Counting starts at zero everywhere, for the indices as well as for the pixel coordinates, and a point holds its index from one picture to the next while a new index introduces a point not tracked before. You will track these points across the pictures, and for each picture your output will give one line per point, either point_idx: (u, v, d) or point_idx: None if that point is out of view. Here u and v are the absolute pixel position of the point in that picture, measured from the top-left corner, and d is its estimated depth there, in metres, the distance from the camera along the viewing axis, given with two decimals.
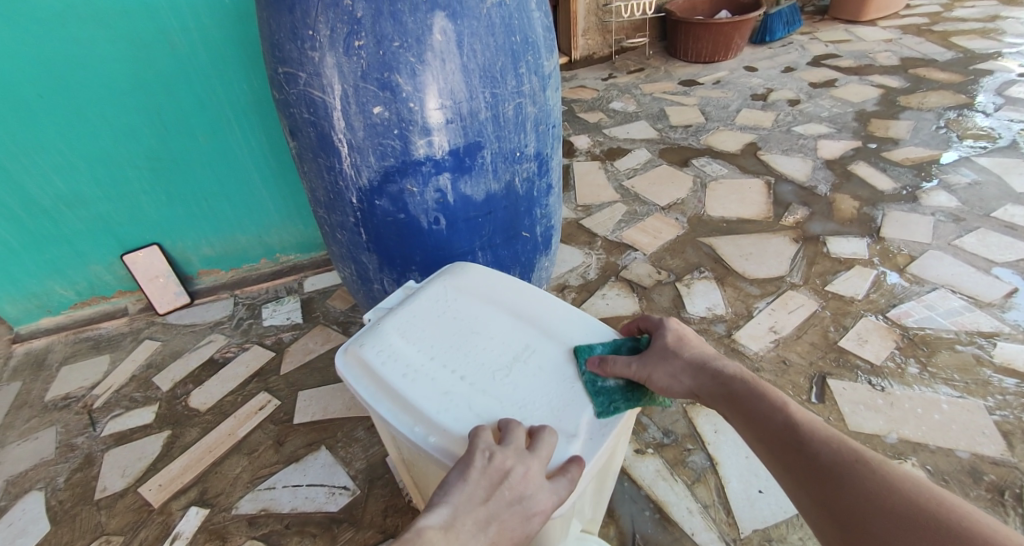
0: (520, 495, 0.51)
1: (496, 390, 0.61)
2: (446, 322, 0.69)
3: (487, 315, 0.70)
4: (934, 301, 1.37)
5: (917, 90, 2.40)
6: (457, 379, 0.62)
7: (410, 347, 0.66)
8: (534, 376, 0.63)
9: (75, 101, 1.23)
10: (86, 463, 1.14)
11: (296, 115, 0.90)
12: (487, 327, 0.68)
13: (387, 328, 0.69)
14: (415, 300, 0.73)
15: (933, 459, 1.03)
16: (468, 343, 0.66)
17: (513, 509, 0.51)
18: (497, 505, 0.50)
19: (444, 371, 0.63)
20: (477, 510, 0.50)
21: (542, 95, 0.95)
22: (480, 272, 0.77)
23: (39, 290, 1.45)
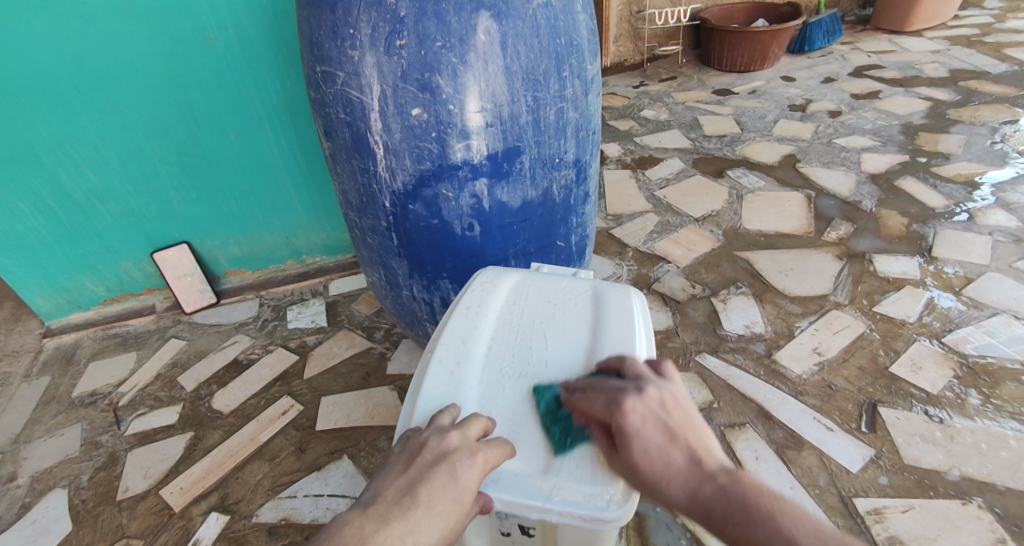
0: (443, 455, 0.54)
1: (493, 405, 0.62)
2: (521, 319, 0.71)
3: (561, 336, 0.68)
4: (995, 327, 1.28)
5: (969, 103, 2.29)
6: (470, 377, 0.64)
7: (472, 324, 0.70)
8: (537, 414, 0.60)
9: (112, 96, 1.23)
10: (110, 462, 1.13)
11: (332, 116, 0.87)
12: (546, 347, 0.67)
13: (468, 298, 0.74)
14: (509, 287, 0.76)
15: (1001, 501, 0.95)
16: (520, 349, 0.67)
17: (436, 468, 0.53)
18: (420, 468, 0.54)
19: (471, 362, 0.66)
20: (398, 479, 0.54)
21: (584, 100, 0.91)
22: (587, 294, 0.73)
23: (71, 285, 1.46)
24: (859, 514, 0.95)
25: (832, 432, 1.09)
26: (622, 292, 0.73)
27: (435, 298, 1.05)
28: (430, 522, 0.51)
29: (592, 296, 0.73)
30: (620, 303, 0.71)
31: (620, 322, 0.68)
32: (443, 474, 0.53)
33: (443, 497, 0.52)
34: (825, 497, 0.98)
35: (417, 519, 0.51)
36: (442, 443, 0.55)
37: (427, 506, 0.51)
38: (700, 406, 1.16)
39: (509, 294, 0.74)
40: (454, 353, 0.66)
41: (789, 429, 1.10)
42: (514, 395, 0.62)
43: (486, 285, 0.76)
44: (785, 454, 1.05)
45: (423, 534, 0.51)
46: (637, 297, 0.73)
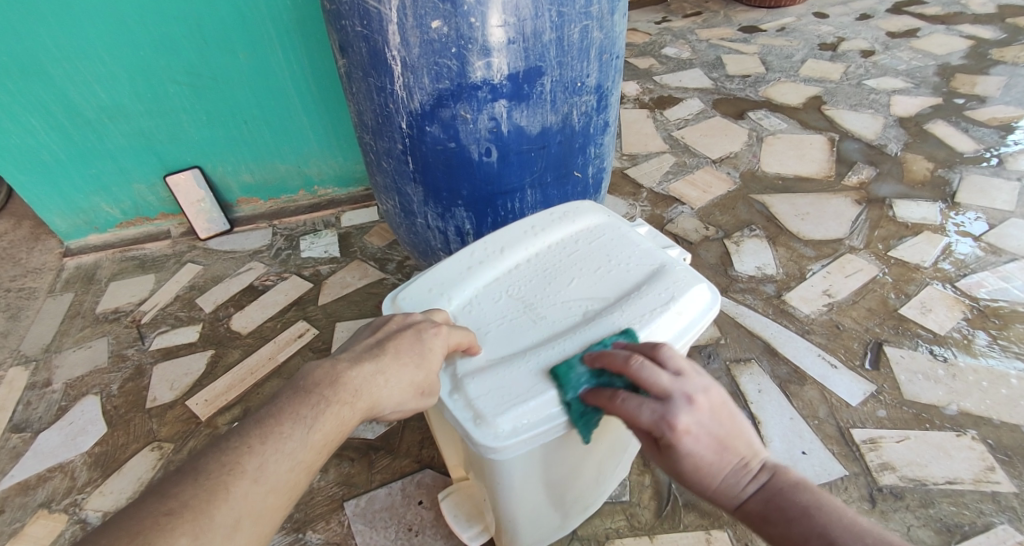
0: (410, 324, 0.58)
1: (479, 310, 0.66)
2: (571, 258, 0.71)
3: (588, 288, 0.67)
4: (1010, 272, 1.27)
5: (1013, 43, 2.17)
6: (486, 276, 0.69)
7: (525, 238, 0.72)
8: (510, 334, 0.62)
9: (116, 6, 1.19)
10: (137, 373, 1.18)
11: (348, 28, 0.84)
12: (567, 288, 0.67)
13: (536, 219, 0.76)
14: (581, 228, 0.74)
15: (995, 433, 0.98)
16: (543, 280, 0.68)
17: (403, 331, 0.57)
18: (388, 331, 0.57)
19: (495, 269, 0.69)
20: (368, 338, 0.57)
21: (610, 19, 0.87)
22: (652, 267, 0.68)
23: (86, 206, 1.47)
24: (855, 443, 0.98)
25: (835, 369, 1.11)
26: (688, 283, 0.66)
27: (449, 227, 1.06)
28: (399, 368, 0.54)
29: (648, 268, 0.68)
30: (678, 289, 0.65)
31: (655, 301, 0.63)
32: (411, 335, 0.56)
33: (410, 351, 0.55)
34: (823, 427, 1.01)
35: (386, 363, 0.53)
36: (408, 318, 0.59)
37: (396, 355, 0.54)
38: (707, 341, 1.18)
39: (574, 234, 0.74)
40: (488, 256, 0.70)
41: (794, 365, 1.12)
42: (504, 312, 0.65)
43: (560, 216, 0.76)
44: (788, 387, 1.08)
45: (392, 376, 0.53)
46: (702, 291, 0.65)
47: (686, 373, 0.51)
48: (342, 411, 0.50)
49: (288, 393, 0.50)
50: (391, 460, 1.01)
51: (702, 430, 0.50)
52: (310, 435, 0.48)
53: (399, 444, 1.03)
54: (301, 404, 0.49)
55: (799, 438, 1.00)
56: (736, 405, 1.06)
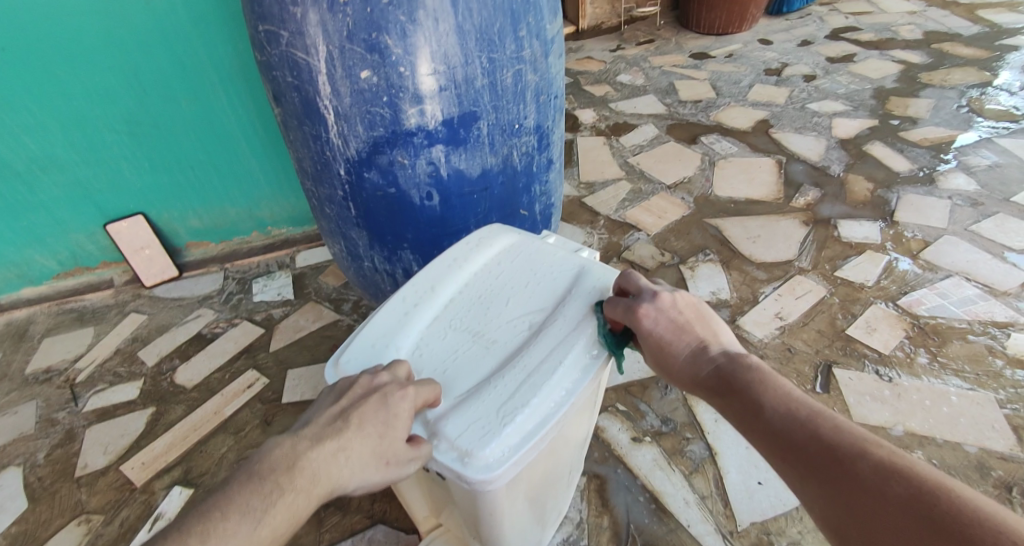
0: (375, 388, 0.54)
1: (427, 350, 0.64)
2: (499, 279, 0.71)
3: (524, 305, 0.67)
4: (948, 289, 1.32)
5: (940, 67, 2.29)
6: (424, 318, 0.67)
7: (452, 272, 0.72)
8: (466, 368, 0.61)
9: (45, 58, 1.16)
10: (68, 439, 1.11)
11: (279, 79, 0.83)
12: (506, 310, 0.67)
13: (456, 251, 0.75)
14: (500, 246, 0.75)
15: (940, 453, 0.99)
16: (479, 307, 0.68)
17: (367, 397, 0.53)
18: (352, 399, 0.53)
19: (429, 309, 0.68)
20: (330, 408, 0.53)
21: (543, 62, 0.88)
22: (573, 268, 0.70)
23: (19, 259, 1.41)
24: None
25: None
26: (608, 273, 0.69)
27: (397, 269, 1.04)
28: (363, 442, 0.50)
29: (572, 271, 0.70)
30: (601, 282, 0.67)
31: (587, 299, 0.65)
32: (374, 403, 0.52)
33: (374, 421, 0.51)
34: None
35: (348, 439, 0.50)
36: (373, 380, 0.55)
37: (358, 428, 0.51)
38: None
39: (497, 255, 0.74)
40: (419, 297, 0.69)
41: None
42: (452, 347, 0.64)
43: (478, 241, 0.76)
44: None
45: (354, 452, 0.50)
46: None
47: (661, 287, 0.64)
48: (297, 500, 0.47)
49: (240, 481, 0.47)
50: (341, 517, 0.97)
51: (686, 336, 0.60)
52: (258, 529, 0.45)
53: (350, 499, 0.99)
54: (254, 493, 0.46)
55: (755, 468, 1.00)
56: (693, 436, 1.06)
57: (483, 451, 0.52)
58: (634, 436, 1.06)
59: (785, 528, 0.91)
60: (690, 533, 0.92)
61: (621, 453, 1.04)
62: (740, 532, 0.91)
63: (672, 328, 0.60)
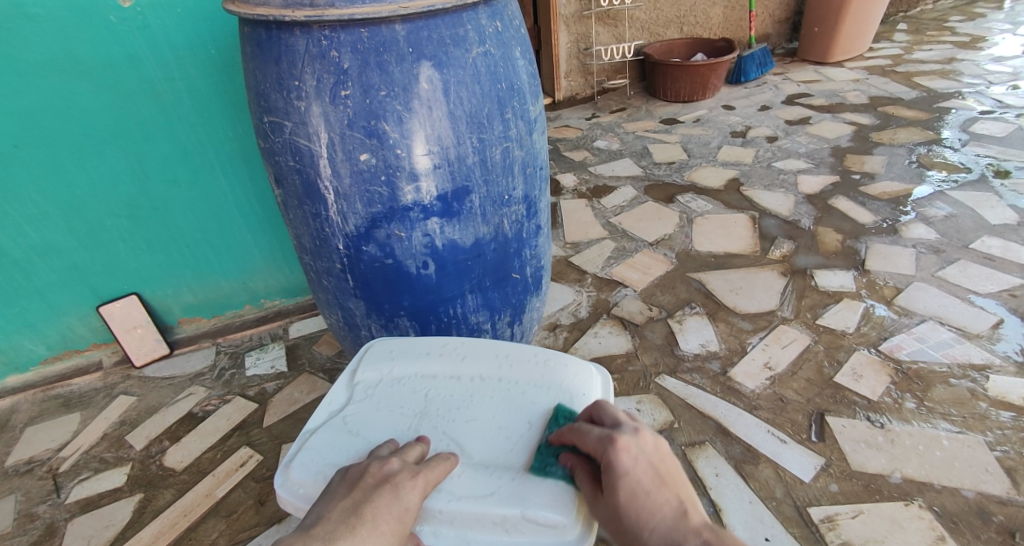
0: (386, 477, 0.55)
1: (388, 391, 0.71)
2: (510, 392, 0.69)
3: (486, 429, 0.65)
4: (924, 333, 1.37)
5: (888, 127, 2.48)
6: (431, 369, 0.73)
7: (489, 359, 0.73)
8: (393, 431, 0.65)
9: (54, 152, 1.21)
10: (48, 533, 1.06)
11: (282, 163, 0.89)
12: (468, 421, 0.66)
13: (513, 348, 0.75)
14: (555, 383, 0.70)
15: (939, 499, 1.00)
16: (463, 398, 0.69)
17: (379, 488, 0.53)
18: (364, 491, 0.53)
19: (444, 367, 0.73)
20: (342, 501, 0.53)
21: (529, 138, 0.95)
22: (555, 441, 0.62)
23: (7, 346, 1.39)
24: (814, 523, 0.98)
25: (786, 443, 1.13)
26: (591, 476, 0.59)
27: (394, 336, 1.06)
28: (375, 541, 0.50)
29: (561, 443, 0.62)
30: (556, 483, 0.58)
31: (512, 478, 0.58)
32: (388, 495, 0.53)
33: (388, 517, 0.52)
34: (782, 508, 1.01)
35: (362, 538, 0.50)
36: (384, 467, 0.56)
37: (372, 526, 0.51)
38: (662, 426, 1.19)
39: (539, 387, 0.69)
40: (449, 354, 0.74)
41: (746, 444, 1.14)
42: (403, 412, 0.68)
43: (544, 364, 0.72)
44: (743, 468, 1.09)
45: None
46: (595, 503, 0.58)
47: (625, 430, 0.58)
48: None
49: None
50: None
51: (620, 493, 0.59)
52: None
53: None
54: None
55: (760, 523, 0.99)
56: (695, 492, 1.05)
57: (435, 509, 0.56)
58: None
59: None
60: None
61: None
62: None
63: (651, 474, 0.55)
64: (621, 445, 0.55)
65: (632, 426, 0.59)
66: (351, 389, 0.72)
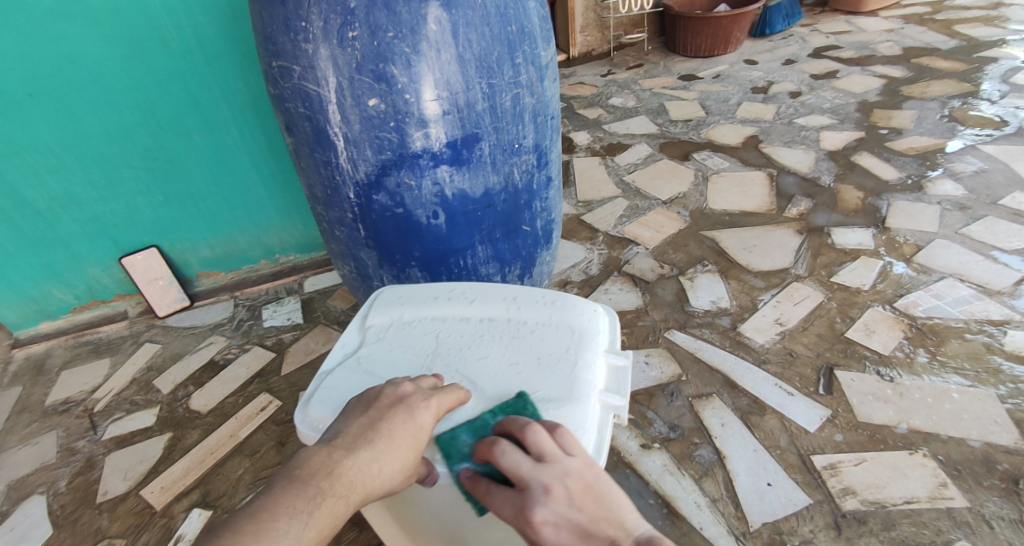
0: (401, 398, 0.57)
1: (399, 334, 0.72)
2: (518, 332, 0.70)
3: (496, 366, 0.66)
4: (942, 290, 1.35)
5: (920, 80, 2.38)
6: (439, 312, 0.74)
7: (497, 302, 0.74)
8: (406, 370, 0.67)
9: (69, 102, 1.22)
10: (87, 466, 1.13)
11: (291, 110, 0.88)
12: (478, 360, 0.67)
13: (520, 292, 0.76)
14: (562, 322, 0.71)
15: (945, 449, 1.01)
16: (472, 338, 0.70)
17: (394, 408, 0.56)
18: (381, 410, 0.56)
19: (452, 310, 0.74)
20: (360, 417, 0.56)
21: (540, 85, 0.94)
22: (562, 379, 0.64)
23: (37, 294, 1.44)
24: (816, 470, 1.00)
25: (792, 396, 1.14)
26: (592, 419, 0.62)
27: None
28: (392, 454, 0.54)
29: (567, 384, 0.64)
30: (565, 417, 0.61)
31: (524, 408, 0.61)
32: (402, 414, 0.56)
33: (403, 434, 0.55)
34: (786, 456, 1.03)
35: (381, 449, 0.53)
36: (398, 390, 0.59)
37: (389, 440, 0.54)
38: (669, 379, 1.21)
39: (546, 327, 0.71)
40: (457, 297, 0.76)
41: (753, 396, 1.15)
42: (415, 351, 0.70)
43: (551, 305, 0.73)
44: (749, 419, 1.10)
45: (386, 463, 0.53)
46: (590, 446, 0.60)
47: (576, 454, 0.55)
48: (337, 505, 0.49)
49: (281, 483, 0.49)
50: (357, 533, 0.96)
51: (562, 520, 0.51)
52: (304, 532, 0.47)
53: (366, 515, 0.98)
54: (298, 495, 0.48)
55: (763, 469, 1.01)
56: (701, 440, 1.07)
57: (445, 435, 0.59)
58: (643, 443, 1.08)
59: (797, 528, 0.92)
60: (704, 535, 0.92)
61: (631, 460, 1.05)
62: (753, 533, 0.92)
63: (579, 536, 0.50)
64: (538, 522, 0.50)
65: (542, 482, 0.52)
66: (363, 332, 0.74)
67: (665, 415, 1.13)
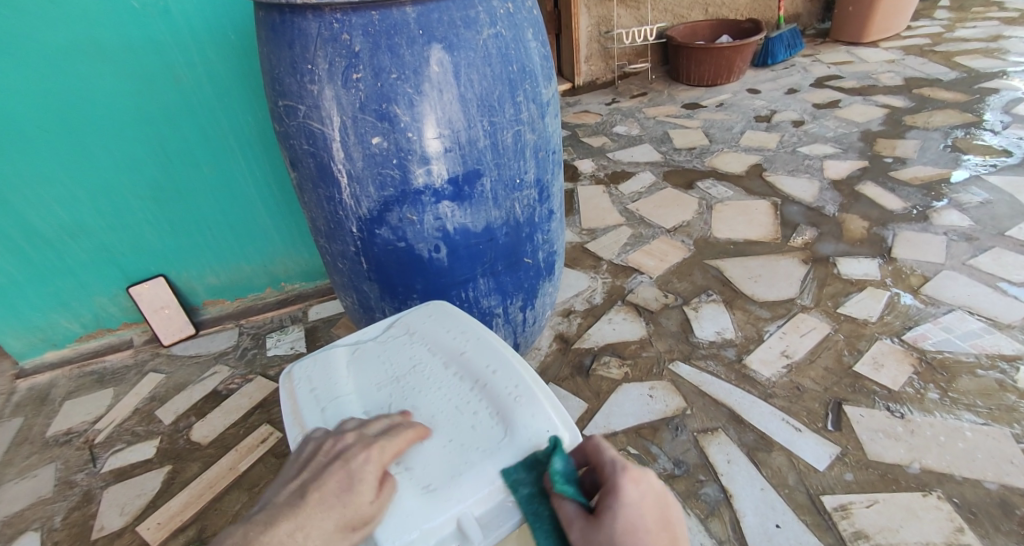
0: (338, 454, 0.56)
1: (392, 349, 0.75)
2: (481, 388, 0.66)
3: (431, 412, 0.65)
4: (952, 323, 1.33)
5: (923, 110, 2.39)
6: (436, 347, 0.74)
7: (488, 354, 0.70)
8: (369, 388, 0.69)
9: (81, 135, 1.25)
10: (85, 500, 1.12)
11: (296, 147, 0.90)
12: (421, 403, 0.66)
13: (518, 357, 0.70)
14: (533, 399, 0.63)
15: (960, 490, 0.98)
16: (434, 382, 0.68)
17: (331, 465, 0.55)
18: (314, 469, 0.55)
19: (449, 349, 0.73)
20: (289, 484, 0.55)
21: (541, 122, 0.95)
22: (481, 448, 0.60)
23: (44, 323, 1.45)
24: (827, 511, 0.97)
25: (800, 432, 1.12)
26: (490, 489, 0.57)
27: None
28: (323, 516, 0.51)
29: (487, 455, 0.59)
30: (465, 493, 0.56)
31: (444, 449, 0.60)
32: (338, 471, 0.54)
33: (338, 490, 0.53)
34: (795, 496, 1.00)
35: (309, 515, 0.51)
36: (337, 444, 0.57)
37: (320, 502, 0.52)
38: (673, 413, 1.19)
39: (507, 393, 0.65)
40: (460, 337, 0.74)
41: (760, 431, 1.13)
42: (386, 374, 0.71)
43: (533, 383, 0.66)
44: (756, 455, 1.08)
45: (314, 529, 0.51)
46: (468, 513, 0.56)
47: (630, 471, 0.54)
48: None
49: None
50: None
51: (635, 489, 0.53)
52: None
53: None
54: None
55: (771, 510, 0.99)
56: (706, 478, 1.05)
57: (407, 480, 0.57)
58: None
59: None
60: None
61: None
62: None
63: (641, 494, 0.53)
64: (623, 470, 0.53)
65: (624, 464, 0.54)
66: (384, 331, 0.79)
67: (669, 450, 1.11)
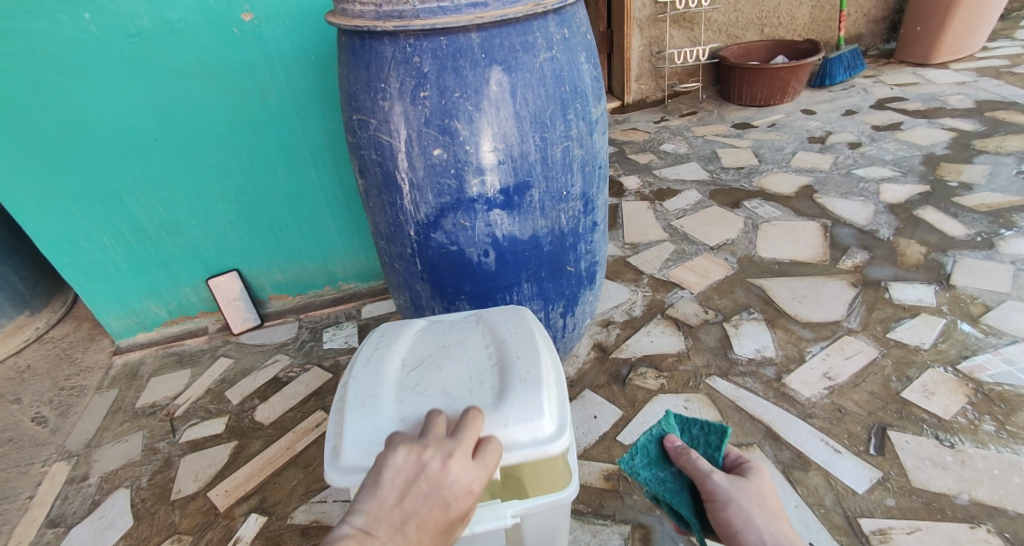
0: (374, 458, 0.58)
1: (457, 323, 0.83)
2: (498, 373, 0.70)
3: (444, 377, 0.71)
4: (1013, 355, 1.29)
5: (995, 134, 2.30)
6: (486, 332, 0.78)
7: (524, 348, 0.73)
8: (420, 345, 0.78)
9: (182, 144, 1.41)
10: (166, 466, 1.25)
11: (365, 157, 1.00)
12: (439, 369, 0.72)
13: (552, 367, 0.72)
14: (535, 394, 0.66)
15: (1011, 526, 0.96)
16: (464, 357, 0.74)
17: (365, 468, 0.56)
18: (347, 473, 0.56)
19: (497, 335, 0.77)
20: None
21: (589, 139, 1.01)
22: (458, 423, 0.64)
23: (138, 308, 1.62)
24: (864, 534, 0.97)
25: (839, 453, 1.12)
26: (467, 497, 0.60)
27: None
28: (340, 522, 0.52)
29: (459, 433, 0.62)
30: None
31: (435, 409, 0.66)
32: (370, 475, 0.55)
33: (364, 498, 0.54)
34: (830, 516, 1.01)
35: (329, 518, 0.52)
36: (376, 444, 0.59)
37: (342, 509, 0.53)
38: None
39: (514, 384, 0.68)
40: (511, 328, 0.78)
41: (796, 450, 1.13)
42: (437, 339, 0.79)
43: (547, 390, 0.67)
44: (792, 473, 1.09)
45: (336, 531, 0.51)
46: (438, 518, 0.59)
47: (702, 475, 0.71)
48: None
49: None
50: None
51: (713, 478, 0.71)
52: None
53: None
54: None
55: (805, 528, 0.99)
56: None
57: None
58: None
59: None
60: None
61: None
62: None
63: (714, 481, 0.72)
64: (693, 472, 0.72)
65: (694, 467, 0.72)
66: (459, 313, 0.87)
67: None
